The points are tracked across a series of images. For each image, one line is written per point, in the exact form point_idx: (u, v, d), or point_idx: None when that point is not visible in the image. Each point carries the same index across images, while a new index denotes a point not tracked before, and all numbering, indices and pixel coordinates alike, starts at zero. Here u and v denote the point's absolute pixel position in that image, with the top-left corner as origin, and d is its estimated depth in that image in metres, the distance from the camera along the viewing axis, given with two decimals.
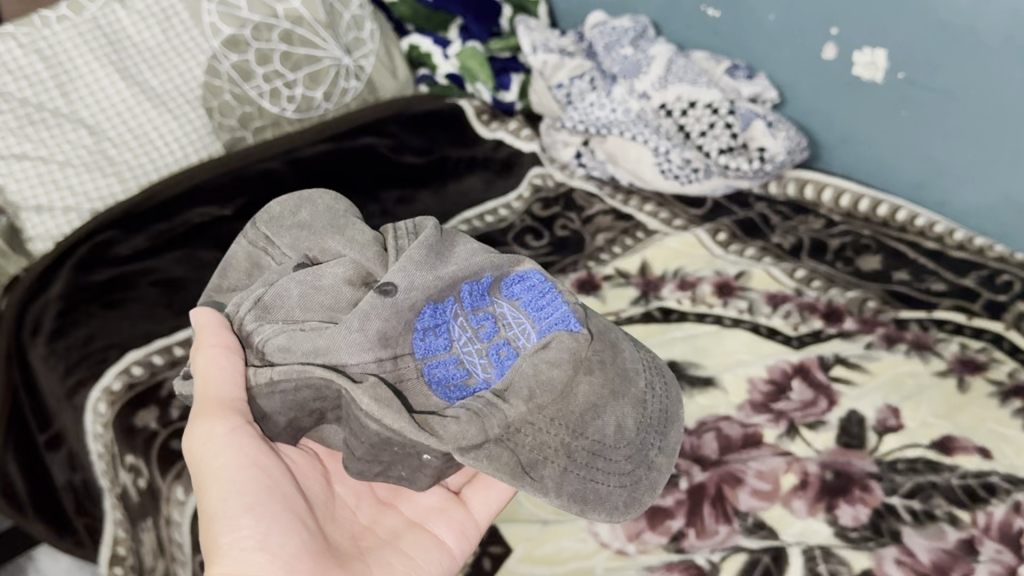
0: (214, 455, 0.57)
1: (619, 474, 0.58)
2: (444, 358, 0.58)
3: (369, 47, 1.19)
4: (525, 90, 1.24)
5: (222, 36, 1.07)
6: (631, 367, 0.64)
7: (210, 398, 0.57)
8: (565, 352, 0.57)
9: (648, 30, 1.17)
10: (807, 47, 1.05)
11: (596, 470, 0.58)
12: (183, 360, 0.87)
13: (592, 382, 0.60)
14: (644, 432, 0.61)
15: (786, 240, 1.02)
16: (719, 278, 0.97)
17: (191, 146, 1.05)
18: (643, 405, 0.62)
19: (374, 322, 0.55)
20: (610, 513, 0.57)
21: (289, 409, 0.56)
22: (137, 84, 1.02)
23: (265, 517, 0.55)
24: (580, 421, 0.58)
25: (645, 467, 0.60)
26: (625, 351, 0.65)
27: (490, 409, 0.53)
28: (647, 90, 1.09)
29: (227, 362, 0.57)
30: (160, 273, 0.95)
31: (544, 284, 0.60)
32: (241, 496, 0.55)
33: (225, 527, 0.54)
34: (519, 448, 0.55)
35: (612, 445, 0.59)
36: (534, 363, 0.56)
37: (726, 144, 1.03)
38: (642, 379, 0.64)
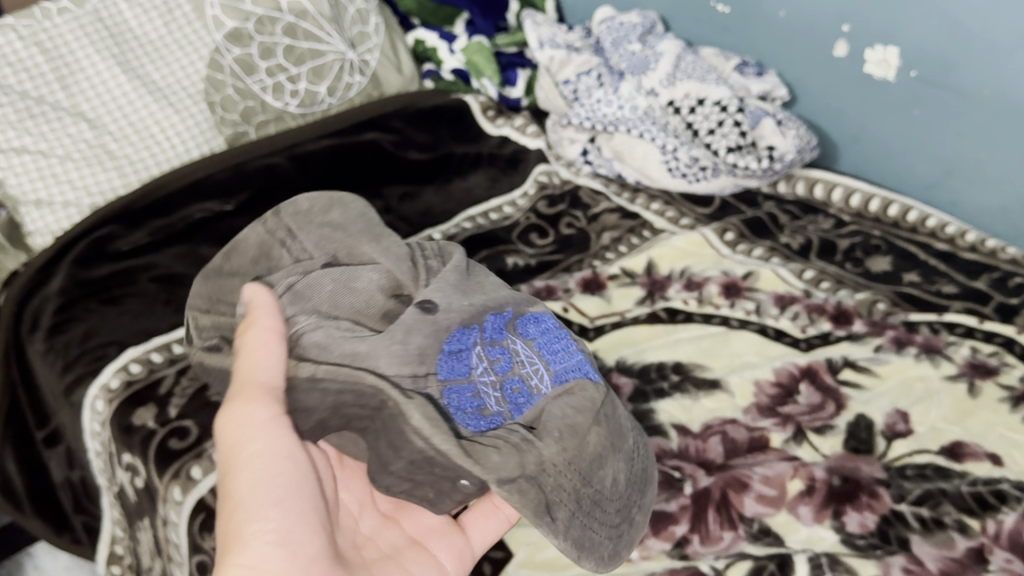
0: (254, 437, 0.53)
1: (610, 526, 0.57)
2: (464, 385, 0.54)
3: (374, 42, 1.18)
4: (531, 86, 1.21)
5: (225, 30, 1.05)
6: (624, 424, 0.61)
7: (255, 381, 0.52)
8: (586, 403, 0.55)
9: (657, 26, 1.15)
10: (818, 44, 1.04)
11: (594, 519, 0.56)
12: (182, 357, 0.86)
13: (600, 433, 0.57)
14: (631, 487, 0.60)
15: (794, 240, 1.00)
16: (726, 278, 0.96)
17: (193, 142, 1.04)
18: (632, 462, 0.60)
19: (416, 337, 0.53)
20: (598, 563, 0.56)
21: (327, 408, 0.52)
22: (138, 77, 1.00)
23: (288, 513, 0.53)
24: (589, 469, 0.55)
25: (629, 521, 0.59)
26: (618, 406, 0.62)
27: (526, 444, 0.51)
28: (655, 86, 1.06)
29: (273, 348, 0.52)
30: (160, 269, 0.94)
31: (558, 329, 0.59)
32: (273, 486, 0.53)
33: (252, 517, 0.51)
34: (546, 485, 0.52)
35: (608, 497, 0.57)
36: (561, 406, 0.55)
37: (734, 142, 0.99)
38: (631, 435, 0.62)
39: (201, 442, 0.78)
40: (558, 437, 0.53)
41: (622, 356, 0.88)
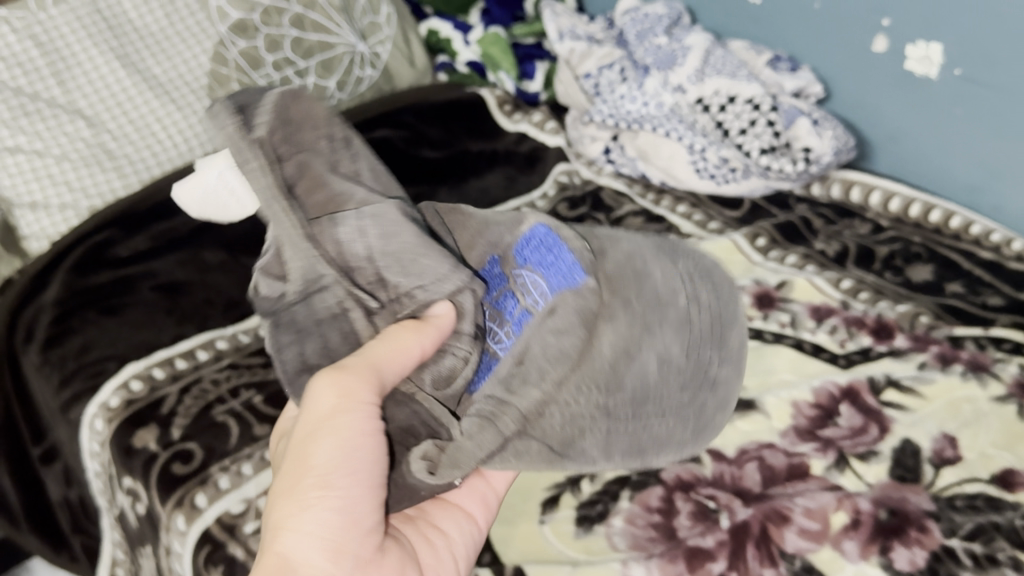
0: (335, 412, 0.46)
1: (670, 409, 0.50)
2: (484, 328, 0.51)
3: (385, 34, 1.11)
4: (549, 79, 1.14)
5: (230, 21, 1.00)
6: (665, 289, 0.50)
7: (369, 353, 0.46)
8: (576, 315, 0.46)
9: (683, 17, 1.09)
10: (856, 38, 0.97)
11: (650, 415, 0.49)
12: (185, 373, 0.81)
13: (617, 326, 0.48)
14: (697, 352, 0.49)
15: (830, 247, 0.95)
16: (759, 288, 0.91)
17: (196, 140, 0.98)
18: (688, 324, 0.49)
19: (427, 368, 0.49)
20: (673, 451, 0.51)
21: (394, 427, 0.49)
22: (137, 71, 0.95)
23: (360, 486, 0.47)
24: (614, 375, 0.48)
25: (709, 388, 0.51)
26: (654, 275, 0.51)
27: (499, 405, 0.46)
28: (683, 82, 1.00)
29: (410, 356, 0.46)
30: (161, 278, 0.89)
31: (549, 237, 0.51)
32: (349, 465, 0.46)
33: (320, 484, 0.47)
34: (547, 433, 0.47)
35: (660, 385, 0.49)
36: (538, 336, 0.47)
37: (767, 143, 0.94)
38: (684, 288, 0.51)
39: (205, 467, 0.73)
40: (523, 386, 0.46)
41: None
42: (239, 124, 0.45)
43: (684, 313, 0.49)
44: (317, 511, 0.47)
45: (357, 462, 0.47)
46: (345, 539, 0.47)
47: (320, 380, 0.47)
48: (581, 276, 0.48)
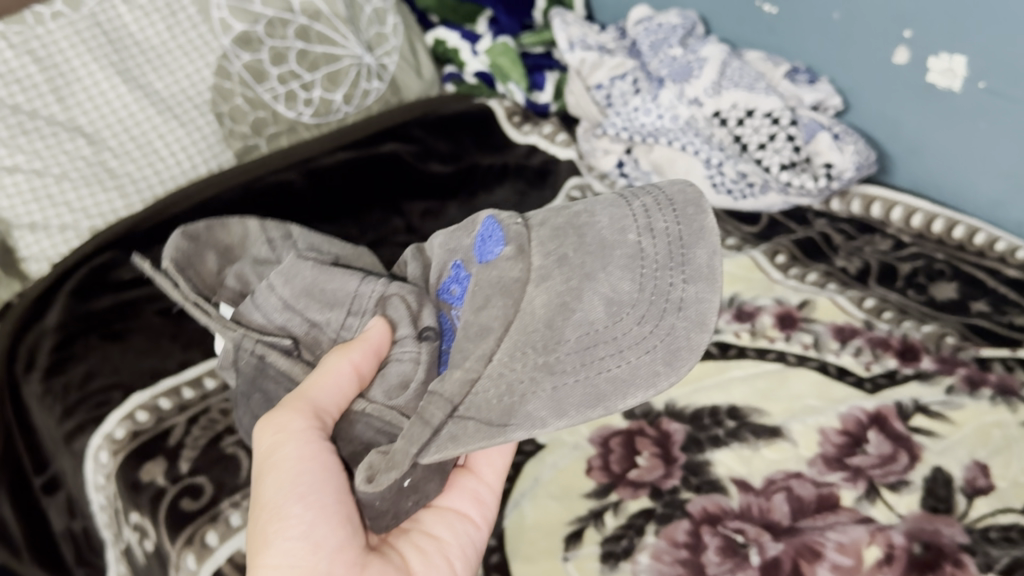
0: (275, 447, 0.50)
1: (633, 349, 0.47)
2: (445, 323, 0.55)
3: (392, 45, 1.08)
4: (560, 90, 1.12)
5: (233, 33, 0.97)
6: (609, 233, 0.52)
7: (302, 392, 0.51)
8: (492, 289, 0.50)
9: (697, 27, 1.06)
10: (876, 49, 0.95)
11: (604, 357, 0.47)
12: (193, 403, 0.78)
13: (552, 284, 0.50)
14: (645, 279, 0.50)
15: (851, 264, 0.93)
16: (780, 308, 0.89)
17: (200, 157, 0.96)
18: (636, 259, 0.51)
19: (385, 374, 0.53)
20: (649, 386, 0.46)
21: (361, 443, 0.53)
22: (138, 87, 0.92)
23: (314, 509, 0.49)
24: (552, 330, 0.48)
25: (675, 311, 0.48)
26: (599, 217, 0.53)
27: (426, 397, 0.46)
28: (699, 95, 0.97)
29: (343, 381, 0.51)
30: (166, 302, 0.87)
31: (491, 225, 0.54)
32: (297, 486, 0.49)
33: (276, 516, 0.48)
34: (479, 409, 0.46)
35: (612, 326, 0.48)
36: (464, 313, 0.49)
37: (787, 158, 0.92)
38: (632, 227, 0.52)
39: (215, 503, 0.71)
40: (450, 371, 0.47)
41: (671, 399, 0.81)
42: (184, 252, 0.62)
43: (633, 247, 0.51)
44: (277, 541, 0.48)
45: (304, 485, 0.49)
46: (310, 565, 0.47)
47: (265, 431, 0.52)
48: (502, 247, 0.52)
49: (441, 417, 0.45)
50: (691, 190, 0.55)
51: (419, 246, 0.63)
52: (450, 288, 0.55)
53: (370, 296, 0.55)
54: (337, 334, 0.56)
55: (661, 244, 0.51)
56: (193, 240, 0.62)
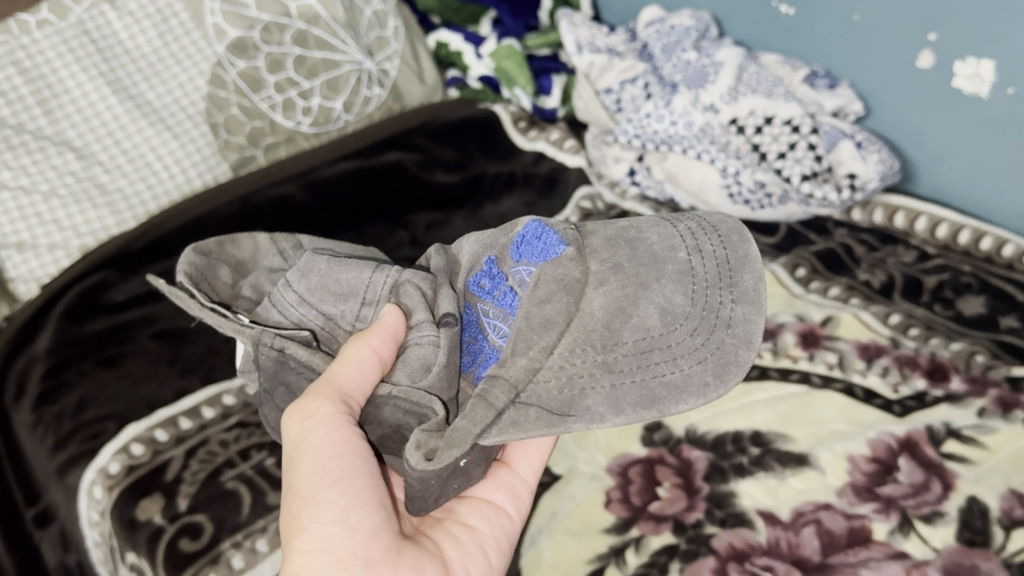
0: (304, 433, 0.49)
1: (687, 354, 0.51)
2: (468, 314, 0.56)
3: (393, 49, 1.04)
4: (567, 94, 1.08)
5: (227, 40, 0.92)
6: (663, 250, 0.56)
7: (326, 379, 0.50)
8: (556, 284, 0.51)
9: (711, 29, 1.02)
10: (898, 53, 0.91)
11: (658, 362, 0.51)
12: (191, 435, 0.75)
13: (607, 292, 0.53)
14: (700, 297, 0.54)
15: (875, 277, 0.89)
16: (802, 325, 0.85)
17: (194, 169, 0.91)
18: (687, 276, 0.54)
19: (410, 361, 0.52)
20: (699, 394, 0.49)
21: (390, 426, 0.52)
22: (129, 97, 0.88)
23: (350, 493, 0.47)
24: (610, 334, 0.51)
25: (724, 327, 0.52)
26: (652, 238, 0.57)
27: (489, 381, 0.48)
28: (715, 101, 0.93)
29: (366, 367, 0.51)
30: (161, 324, 0.82)
31: (539, 228, 0.55)
32: (331, 471, 0.48)
33: (310, 501, 0.47)
34: (543, 398, 0.49)
35: (665, 332, 0.52)
36: (524, 309, 0.51)
37: (809, 168, 0.87)
38: (682, 249, 0.56)
39: (216, 544, 0.67)
40: (512, 359, 0.49)
41: (692, 424, 0.78)
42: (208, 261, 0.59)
43: (683, 265, 0.55)
44: (313, 525, 0.46)
45: (338, 471, 0.48)
46: (347, 550, 0.46)
47: (288, 420, 0.50)
48: (562, 247, 0.53)
49: (505, 401, 0.47)
50: (734, 222, 0.59)
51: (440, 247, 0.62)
52: (480, 281, 0.56)
53: (383, 286, 0.55)
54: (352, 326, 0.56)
55: (709, 265, 0.55)
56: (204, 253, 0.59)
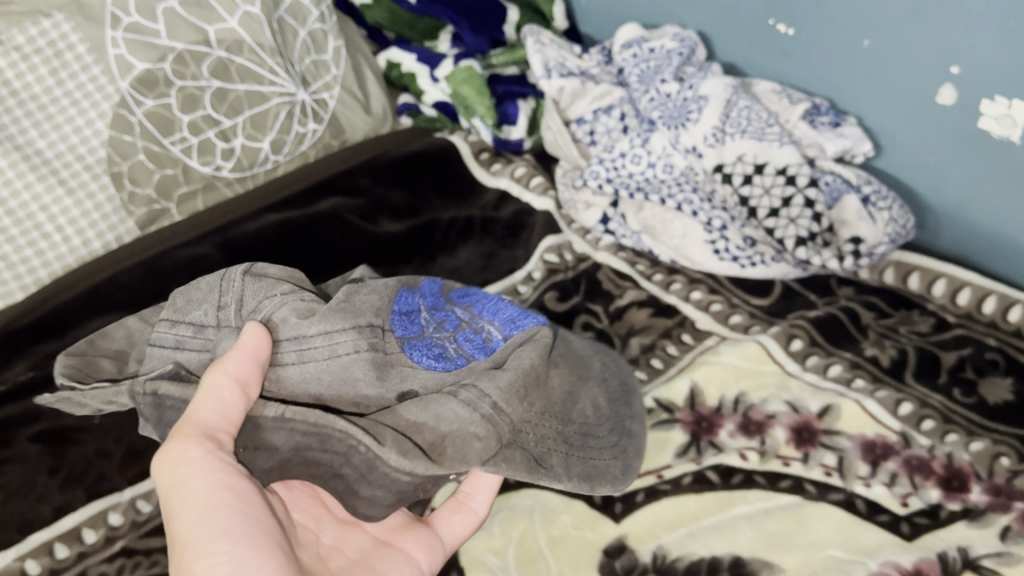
0: (178, 485, 0.46)
1: (608, 448, 0.64)
2: (419, 339, 0.58)
3: (332, 75, 0.91)
4: (535, 123, 0.94)
5: (133, 74, 0.79)
6: (586, 356, 0.70)
7: (187, 422, 0.49)
8: (536, 354, 0.57)
9: (698, 49, 0.88)
10: (914, 88, 0.78)
11: (590, 449, 0.63)
12: (67, 567, 0.62)
13: (562, 373, 0.66)
14: (616, 407, 0.68)
15: (883, 353, 0.77)
16: (796, 416, 0.72)
17: (93, 231, 0.79)
18: (605, 385, 0.68)
19: (321, 371, 0.53)
20: (612, 485, 0.63)
21: (292, 449, 0.51)
22: (14, 147, 0.74)
23: (240, 543, 0.44)
24: (565, 408, 0.63)
25: (626, 438, 0.66)
26: (574, 343, 0.71)
27: (486, 399, 0.53)
28: (698, 144, 0.80)
29: (228, 396, 0.50)
30: (44, 422, 0.71)
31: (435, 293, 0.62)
32: (214, 520, 0.45)
33: (199, 549, 0.44)
34: (528, 445, 0.59)
35: (594, 423, 0.65)
36: (527, 355, 0.57)
37: (806, 230, 0.74)
38: (599, 369, 0.69)
39: None
40: (500, 382, 0.54)
41: (661, 547, 0.64)
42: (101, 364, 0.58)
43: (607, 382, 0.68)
44: None
45: (223, 521, 0.45)
46: None
47: (157, 477, 0.48)
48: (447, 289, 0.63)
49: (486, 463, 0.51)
50: (632, 377, 0.72)
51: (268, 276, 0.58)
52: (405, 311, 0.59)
53: (240, 270, 0.57)
54: (218, 320, 0.56)
55: (628, 406, 0.68)
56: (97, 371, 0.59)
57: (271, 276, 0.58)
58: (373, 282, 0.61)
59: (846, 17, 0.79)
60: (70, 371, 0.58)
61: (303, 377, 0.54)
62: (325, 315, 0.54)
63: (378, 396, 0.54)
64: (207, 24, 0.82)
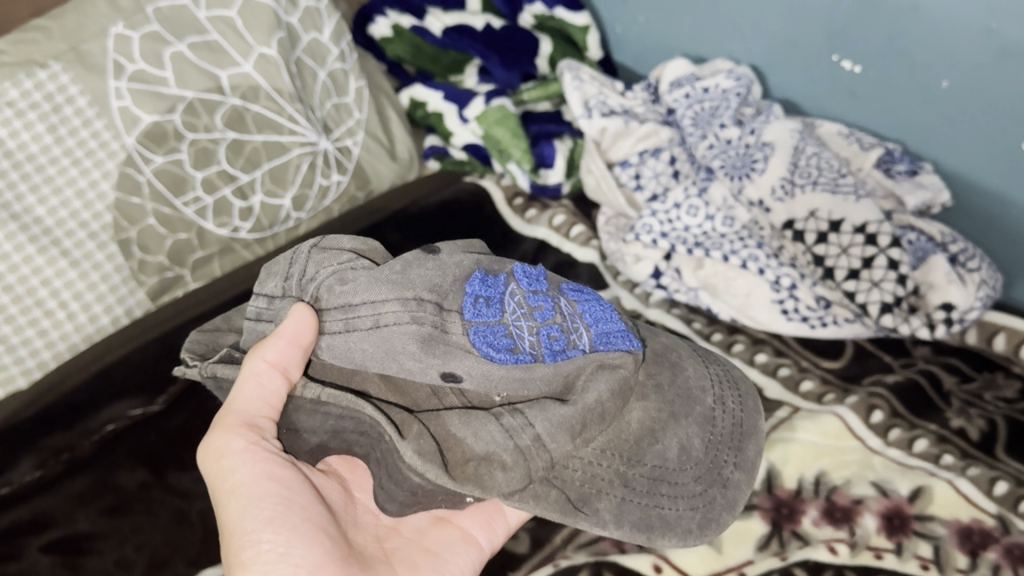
0: (225, 475, 0.51)
1: (687, 497, 0.55)
2: (492, 325, 0.52)
3: (355, 119, 0.85)
4: (574, 164, 0.87)
5: (140, 128, 0.71)
6: (696, 385, 0.61)
7: (231, 410, 0.53)
8: (606, 390, 0.52)
9: (753, 86, 0.83)
10: (997, 130, 0.71)
11: (660, 496, 0.55)
12: None
13: (645, 408, 0.57)
14: (713, 450, 0.58)
15: (971, 425, 0.70)
16: (886, 500, 0.65)
17: (101, 304, 0.71)
18: (709, 424, 0.59)
19: (364, 348, 0.50)
20: (682, 539, 0.55)
21: (326, 432, 0.54)
22: (10, 216, 0.65)
23: (285, 530, 0.49)
24: (634, 447, 0.55)
25: (719, 486, 0.57)
26: (687, 369, 0.62)
27: (523, 425, 0.50)
28: (764, 197, 0.76)
29: (270, 382, 0.52)
30: (54, 529, 0.62)
31: (530, 270, 0.55)
32: (259, 510, 0.49)
33: (244, 542, 0.48)
34: (567, 484, 0.52)
35: (675, 468, 0.56)
36: (597, 386, 0.52)
37: (891, 294, 0.69)
38: (709, 397, 0.61)
39: None
40: (547, 409, 0.50)
41: None
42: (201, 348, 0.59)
43: (707, 411, 0.60)
44: (253, 562, 0.47)
45: (269, 506, 0.49)
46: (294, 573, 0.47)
47: (205, 462, 0.53)
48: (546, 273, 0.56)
49: (501, 493, 0.48)
50: (748, 384, 0.66)
51: (330, 251, 0.53)
52: (480, 289, 0.52)
53: (309, 245, 0.54)
54: (283, 290, 0.54)
55: (726, 422, 0.60)
56: (221, 345, 0.60)
57: (337, 248, 0.54)
58: (447, 259, 0.54)
59: (921, 54, 0.73)
60: (194, 348, 0.58)
61: (349, 345, 0.51)
62: (371, 282, 0.50)
63: (422, 369, 0.50)
64: (218, 70, 0.74)
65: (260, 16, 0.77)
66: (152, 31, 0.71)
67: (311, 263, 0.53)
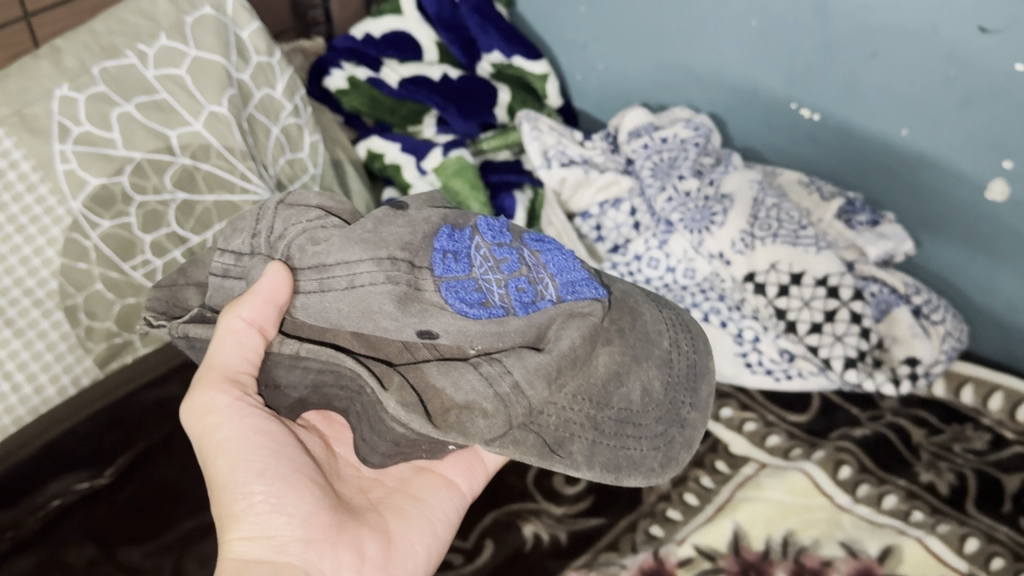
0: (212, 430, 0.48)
1: (650, 437, 0.50)
2: (463, 280, 0.47)
3: (309, 173, 0.84)
4: (535, 213, 0.86)
5: (87, 192, 0.68)
6: (652, 330, 0.54)
7: (210, 363, 0.48)
8: (580, 335, 0.47)
9: (712, 134, 0.83)
10: (960, 176, 0.71)
11: (629, 437, 0.49)
12: None
13: (612, 352, 0.51)
14: (671, 391, 0.52)
15: (940, 481, 0.68)
16: (856, 561, 0.62)
17: (47, 373, 0.67)
18: (668, 365, 0.53)
19: (340, 308, 0.45)
20: (646, 478, 0.49)
21: (306, 387, 0.48)
22: None
23: (277, 481, 0.47)
24: (602, 390, 0.49)
25: (679, 426, 0.52)
26: (645, 314, 0.54)
27: (500, 372, 0.45)
28: (724, 250, 0.74)
29: (247, 339, 0.47)
30: None
31: (493, 221, 0.50)
32: (249, 462, 0.47)
33: (236, 495, 0.46)
34: (543, 427, 0.46)
35: (639, 410, 0.50)
36: (570, 331, 0.47)
37: (854, 349, 0.69)
38: (665, 337, 0.54)
39: None
40: (524, 358, 0.45)
41: None
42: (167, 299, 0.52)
43: (665, 354, 0.53)
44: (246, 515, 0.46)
45: (258, 459, 0.47)
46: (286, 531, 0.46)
47: (189, 415, 0.49)
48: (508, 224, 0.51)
49: (483, 439, 0.43)
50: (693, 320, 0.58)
51: (302, 212, 0.48)
52: (447, 243, 0.48)
53: (275, 200, 0.49)
54: (252, 247, 0.48)
55: (681, 364, 0.54)
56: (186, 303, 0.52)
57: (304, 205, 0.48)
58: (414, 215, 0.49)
59: (878, 104, 0.72)
60: (155, 305, 0.51)
61: (325, 305, 0.46)
62: (346, 242, 0.45)
63: (397, 329, 0.45)
64: (168, 129, 0.73)
65: (209, 74, 0.76)
66: (99, 92, 0.70)
67: (282, 221, 0.48)
